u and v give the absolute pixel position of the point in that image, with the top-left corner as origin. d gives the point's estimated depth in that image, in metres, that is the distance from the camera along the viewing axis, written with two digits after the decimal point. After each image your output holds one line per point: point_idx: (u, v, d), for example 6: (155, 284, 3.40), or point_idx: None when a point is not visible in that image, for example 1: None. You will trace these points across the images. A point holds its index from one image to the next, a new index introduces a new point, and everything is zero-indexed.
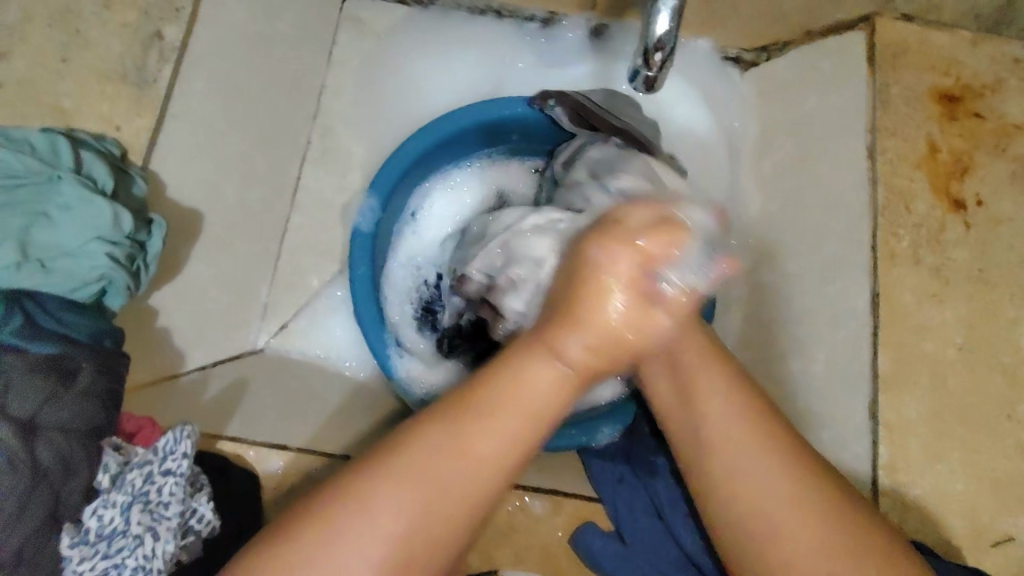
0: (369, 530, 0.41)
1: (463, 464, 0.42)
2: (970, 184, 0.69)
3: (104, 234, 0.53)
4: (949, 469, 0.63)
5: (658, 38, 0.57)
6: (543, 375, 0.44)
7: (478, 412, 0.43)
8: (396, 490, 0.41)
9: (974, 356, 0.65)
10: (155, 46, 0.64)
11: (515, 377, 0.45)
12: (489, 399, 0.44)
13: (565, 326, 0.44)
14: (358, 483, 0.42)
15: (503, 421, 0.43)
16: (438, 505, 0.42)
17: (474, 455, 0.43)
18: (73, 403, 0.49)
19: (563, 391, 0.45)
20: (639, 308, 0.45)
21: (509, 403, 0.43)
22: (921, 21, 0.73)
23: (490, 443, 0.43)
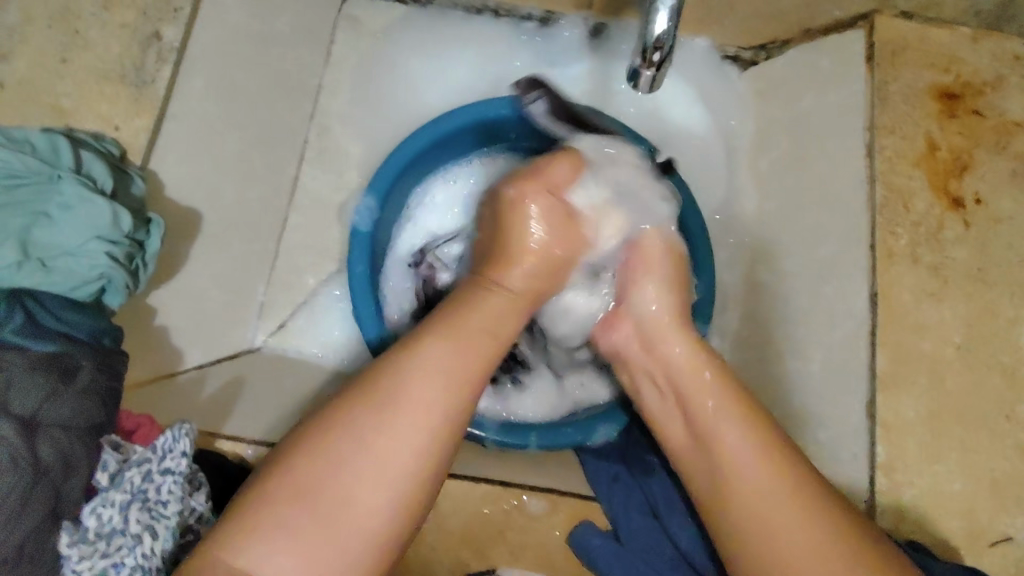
0: (364, 455, 0.44)
1: (443, 383, 0.47)
2: (970, 183, 0.69)
3: (104, 233, 0.54)
4: (947, 470, 0.62)
5: (657, 37, 0.57)
6: (487, 296, 0.54)
7: (444, 333, 0.49)
8: (386, 415, 0.45)
9: (973, 355, 0.65)
10: (153, 46, 0.64)
11: (469, 302, 0.53)
12: (454, 323, 0.50)
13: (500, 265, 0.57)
14: (345, 411, 0.45)
15: (468, 337, 0.50)
16: (424, 421, 0.45)
17: (449, 370, 0.48)
18: (73, 400, 0.50)
19: (503, 309, 0.54)
20: (551, 227, 0.59)
21: (457, 317, 0.51)
22: (920, 18, 0.73)
23: (462, 359, 0.48)
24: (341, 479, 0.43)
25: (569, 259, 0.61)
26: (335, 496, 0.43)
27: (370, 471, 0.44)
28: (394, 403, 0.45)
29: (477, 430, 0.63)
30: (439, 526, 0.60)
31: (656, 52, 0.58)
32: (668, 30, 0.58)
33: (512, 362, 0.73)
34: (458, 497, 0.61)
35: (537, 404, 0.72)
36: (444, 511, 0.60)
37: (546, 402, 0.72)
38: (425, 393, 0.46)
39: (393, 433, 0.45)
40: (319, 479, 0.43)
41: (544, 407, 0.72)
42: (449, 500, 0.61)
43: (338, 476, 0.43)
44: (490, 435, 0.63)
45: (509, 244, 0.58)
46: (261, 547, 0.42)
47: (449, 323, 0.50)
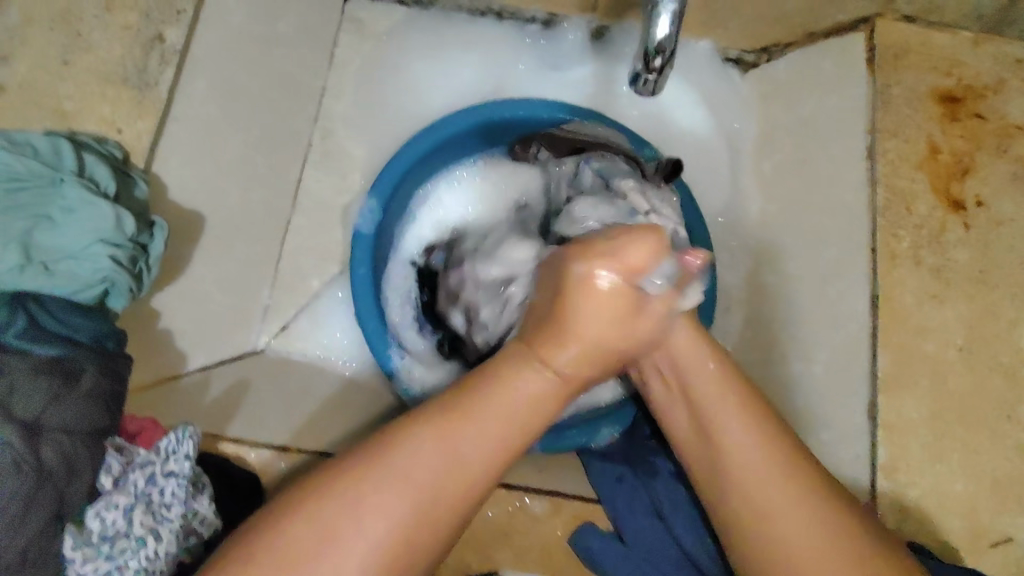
0: (355, 536, 0.43)
1: (448, 473, 0.45)
2: (971, 185, 0.69)
3: (107, 236, 0.53)
4: (948, 470, 0.63)
5: (659, 42, 0.58)
6: (528, 381, 0.49)
7: (461, 419, 0.46)
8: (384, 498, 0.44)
9: (974, 357, 0.65)
10: (156, 49, 0.64)
11: (501, 387, 0.48)
12: (476, 413, 0.47)
13: (557, 341, 0.49)
14: (343, 488, 0.44)
15: (490, 431, 0.47)
16: (423, 511, 0.45)
17: (459, 459, 0.46)
18: (76, 403, 0.49)
19: (545, 398, 0.49)
20: (609, 295, 0.48)
21: (491, 412, 0.47)
22: (922, 22, 0.73)
23: (474, 449, 0.46)
24: (329, 561, 0.42)
25: (624, 346, 0.50)
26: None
27: (359, 553, 0.43)
28: (394, 487, 0.44)
29: None
30: None
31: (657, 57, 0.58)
32: (670, 35, 0.58)
33: None
34: None
35: None
36: None
37: None
38: (431, 474, 0.45)
39: (396, 515, 0.44)
40: (306, 557, 0.42)
41: None
42: None
43: (327, 551, 0.43)
44: None
45: (560, 321, 0.49)
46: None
47: (475, 416, 0.47)
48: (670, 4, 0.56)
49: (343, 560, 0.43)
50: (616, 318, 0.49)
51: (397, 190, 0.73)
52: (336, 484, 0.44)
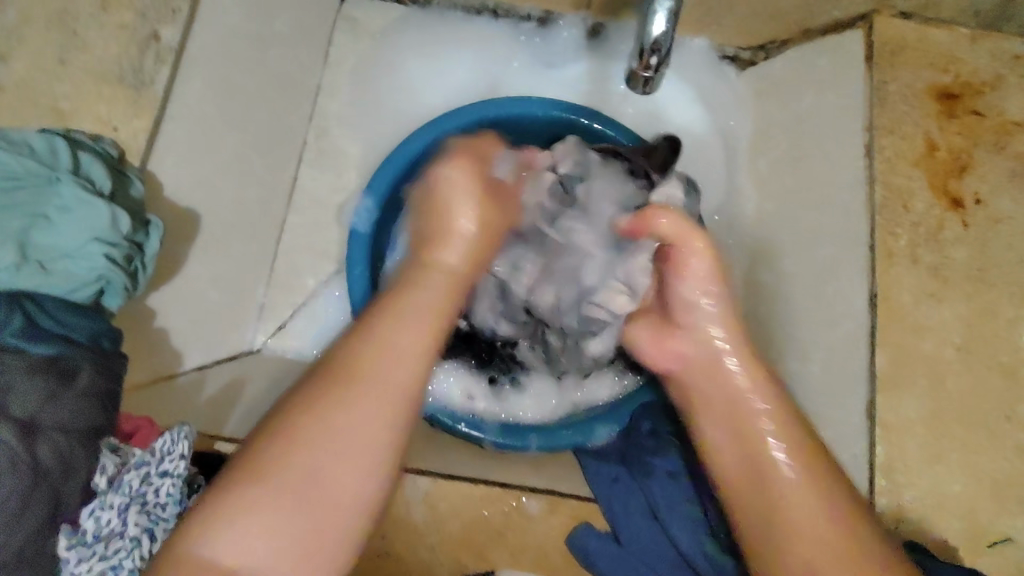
0: (325, 449, 0.44)
1: (394, 362, 0.48)
2: (969, 182, 0.69)
3: (103, 235, 0.54)
4: (947, 470, 0.62)
5: (654, 39, 0.58)
6: (436, 281, 0.55)
7: (384, 319, 0.50)
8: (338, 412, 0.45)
9: (973, 356, 0.65)
10: (151, 48, 0.63)
11: (408, 286, 0.53)
12: (395, 308, 0.51)
13: (436, 245, 0.58)
14: (300, 415, 0.45)
15: (409, 318, 0.50)
16: (385, 402, 0.46)
17: (394, 351, 0.49)
18: (73, 402, 0.50)
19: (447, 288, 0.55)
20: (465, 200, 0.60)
21: (405, 302, 0.51)
22: (918, 18, 0.73)
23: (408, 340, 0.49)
24: (303, 481, 0.43)
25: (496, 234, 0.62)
26: (303, 491, 0.43)
27: (332, 447, 0.44)
28: (347, 393, 0.46)
29: (475, 431, 0.65)
30: (439, 529, 0.59)
31: (654, 55, 0.58)
32: (666, 31, 0.58)
33: (508, 362, 0.73)
34: (459, 499, 0.60)
35: (536, 406, 0.71)
36: (444, 511, 0.59)
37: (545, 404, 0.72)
38: (388, 370, 0.48)
39: (360, 416, 0.46)
40: (282, 485, 0.43)
41: (543, 408, 0.71)
42: (448, 502, 0.60)
43: (304, 457, 0.44)
44: (487, 436, 0.65)
45: (438, 228, 0.59)
46: (233, 536, 0.41)
47: (394, 307, 0.51)
48: (665, 2, 0.56)
49: (320, 458, 0.44)
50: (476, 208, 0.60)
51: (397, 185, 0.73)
52: (297, 399, 0.46)
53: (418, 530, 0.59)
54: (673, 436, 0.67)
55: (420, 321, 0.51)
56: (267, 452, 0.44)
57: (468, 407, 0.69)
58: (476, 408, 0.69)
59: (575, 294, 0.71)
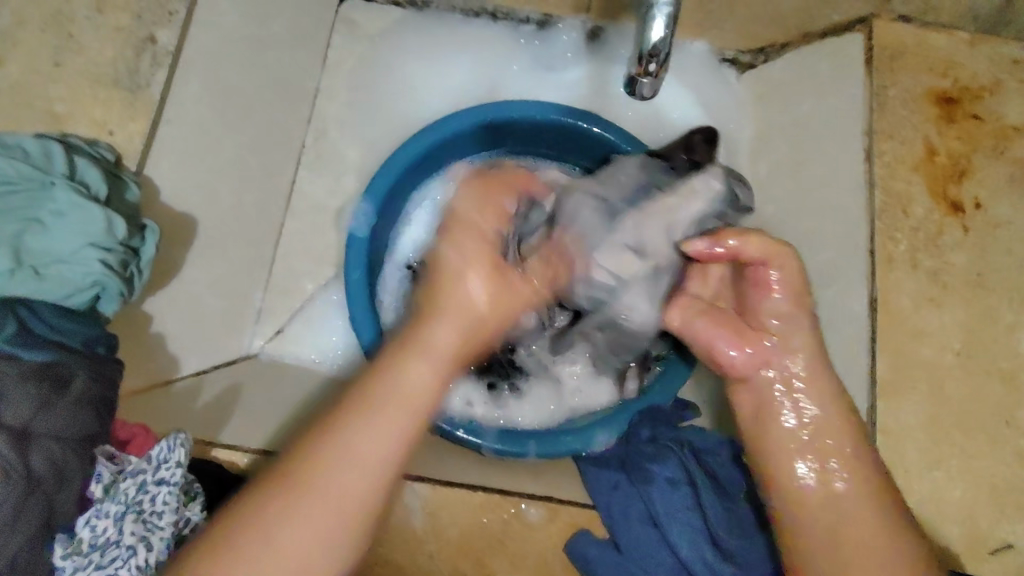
0: (269, 560, 0.44)
1: (365, 472, 0.46)
2: (969, 187, 0.69)
3: (97, 241, 0.53)
4: (946, 475, 0.62)
5: (653, 45, 0.57)
6: (412, 367, 0.50)
7: (351, 417, 0.47)
8: (286, 519, 0.45)
9: (973, 361, 0.65)
10: (148, 50, 0.62)
11: (393, 376, 0.49)
12: (371, 403, 0.48)
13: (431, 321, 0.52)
14: (255, 517, 0.45)
15: (375, 421, 0.47)
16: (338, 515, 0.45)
17: (354, 456, 0.46)
18: (66, 410, 0.49)
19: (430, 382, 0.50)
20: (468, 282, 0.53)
21: (388, 395, 0.48)
22: (918, 22, 0.73)
23: (372, 446, 0.47)
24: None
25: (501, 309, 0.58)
26: None
27: (281, 557, 0.44)
28: (301, 501, 0.45)
29: (473, 436, 0.66)
30: (437, 536, 0.59)
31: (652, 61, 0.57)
32: (664, 37, 0.57)
33: (508, 368, 0.72)
34: (458, 505, 0.59)
35: (534, 411, 0.72)
36: (443, 518, 0.59)
37: (543, 409, 0.73)
38: (351, 483, 0.46)
39: (313, 526, 0.45)
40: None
41: (541, 413, 0.72)
42: (447, 509, 0.59)
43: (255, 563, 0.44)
44: (486, 442, 0.66)
45: (430, 304, 0.53)
46: None
47: (377, 404, 0.48)
48: (664, 7, 0.55)
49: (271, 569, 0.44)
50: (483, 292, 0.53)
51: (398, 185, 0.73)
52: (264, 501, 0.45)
53: (416, 538, 0.58)
54: (673, 442, 0.66)
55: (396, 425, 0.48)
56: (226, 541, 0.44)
57: (465, 411, 0.70)
58: (476, 414, 0.71)
59: (586, 259, 0.65)
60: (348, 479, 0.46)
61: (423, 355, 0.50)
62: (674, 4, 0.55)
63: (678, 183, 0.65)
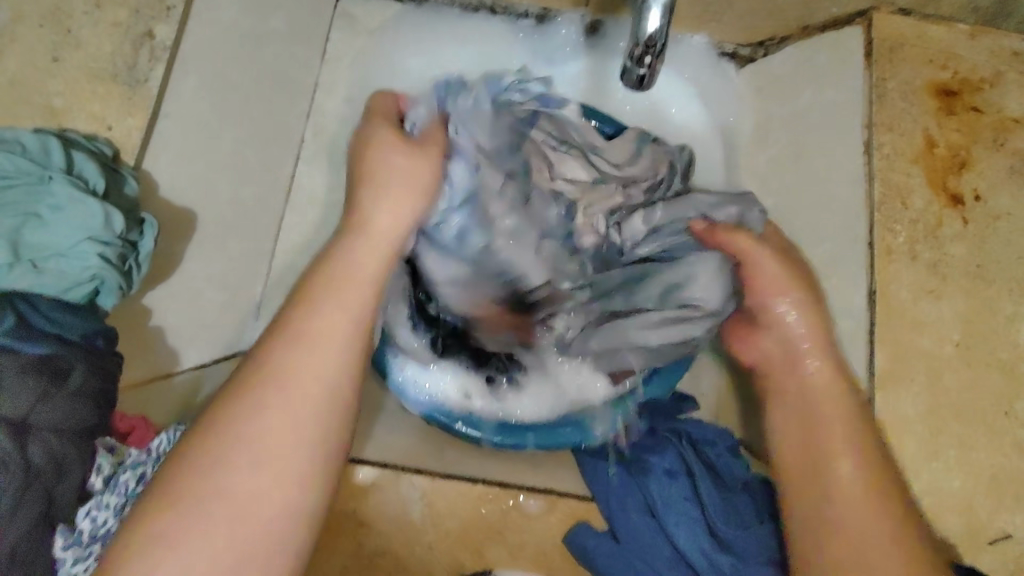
0: (248, 447, 0.44)
1: (328, 345, 0.47)
2: (969, 179, 0.69)
3: (95, 234, 0.53)
4: (946, 467, 0.62)
5: (649, 35, 0.56)
6: (355, 246, 0.51)
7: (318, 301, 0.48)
8: (270, 394, 0.45)
9: (973, 354, 0.64)
10: (145, 46, 0.63)
11: (340, 262, 0.51)
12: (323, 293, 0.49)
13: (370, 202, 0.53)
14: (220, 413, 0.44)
15: (339, 287, 0.49)
16: (308, 386, 0.46)
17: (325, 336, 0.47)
18: (64, 403, 0.49)
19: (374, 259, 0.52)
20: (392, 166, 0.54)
21: (341, 278, 0.50)
22: (918, 15, 0.72)
23: (342, 314, 0.48)
24: (249, 460, 0.43)
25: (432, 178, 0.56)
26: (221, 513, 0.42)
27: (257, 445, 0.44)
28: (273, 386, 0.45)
29: (472, 429, 0.63)
30: (436, 526, 0.60)
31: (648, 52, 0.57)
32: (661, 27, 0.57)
33: (504, 359, 0.68)
34: (456, 497, 0.61)
35: (535, 404, 0.66)
36: (442, 507, 0.60)
37: (545, 404, 0.67)
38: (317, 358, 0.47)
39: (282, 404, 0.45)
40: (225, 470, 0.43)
41: (543, 407, 0.66)
42: (445, 500, 0.61)
43: (229, 454, 0.43)
44: (484, 435, 0.63)
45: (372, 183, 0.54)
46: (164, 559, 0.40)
47: (330, 286, 0.49)
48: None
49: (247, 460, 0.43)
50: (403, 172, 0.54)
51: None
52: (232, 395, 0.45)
53: (414, 527, 0.60)
54: (672, 433, 0.66)
55: (347, 297, 0.49)
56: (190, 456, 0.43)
57: (455, 403, 0.65)
58: (475, 407, 0.66)
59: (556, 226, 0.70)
60: (323, 334, 0.47)
61: (367, 231, 0.52)
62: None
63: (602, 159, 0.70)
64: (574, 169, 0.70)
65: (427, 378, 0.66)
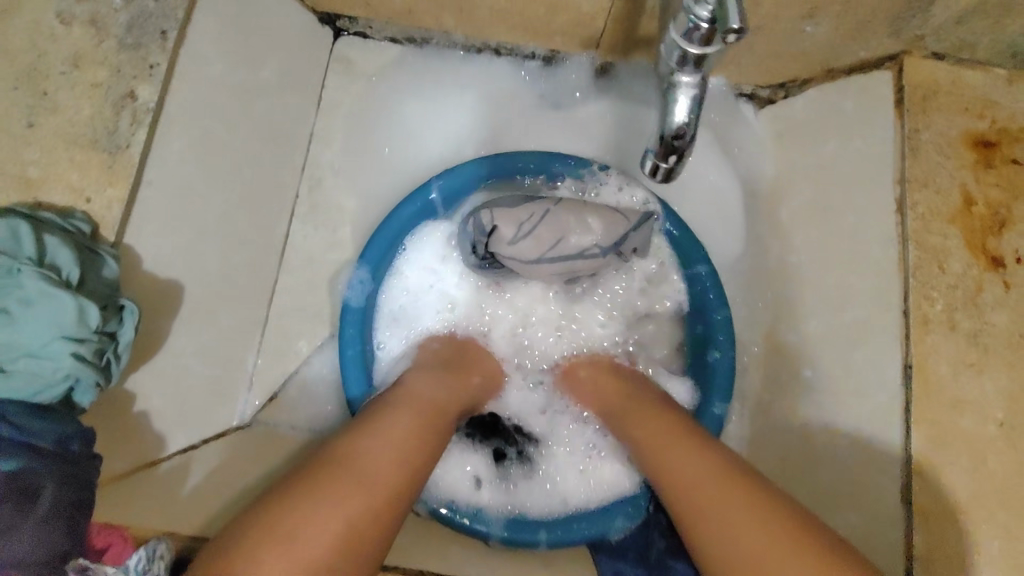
0: (299, 531, 0.46)
1: (396, 454, 0.54)
2: (1010, 240, 0.63)
3: (68, 332, 0.49)
4: (991, 559, 0.57)
5: (677, 125, 0.51)
6: (424, 384, 0.62)
7: (391, 414, 0.57)
8: (337, 479, 0.50)
9: (1017, 433, 0.60)
10: (127, 107, 0.58)
11: (406, 395, 0.60)
12: (390, 411, 0.57)
13: (445, 372, 0.65)
14: (285, 495, 0.48)
15: (405, 409, 0.58)
16: (371, 490, 0.50)
17: (392, 443, 0.54)
18: (32, 530, 0.45)
19: (438, 397, 0.61)
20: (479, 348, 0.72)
21: (412, 402, 0.59)
22: (953, 59, 0.67)
23: (404, 429, 0.56)
24: (301, 542, 0.46)
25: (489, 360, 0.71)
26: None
27: (311, 527, 0.47)
28: (340, 478, 0.50)
29: (480, 525, 0.65)
30: None
31: (675, 141, 0.51)
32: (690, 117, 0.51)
33: (516, 435, 0.72)
34: None
35: (546, 491, 0.69)
36: None
37: (555, 490, 0.69)
38: (384, 456, 0.53)
39: (340, 502, 0.49)
40: (272, 544, 0.45)
41: (553, 494, 0.69)
42: None
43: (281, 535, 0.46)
44: (493, 531, 0.64)
45: (448, 363, 0.67)
46: None
47: (402, 406, 0.58)
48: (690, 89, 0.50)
49: (298, 541, 0.46)
50: (464, 356, 0.69)
51: (398, 243, 0.74)
52: (298, 481, 0.50)
53: None
54: None
55: (411, 416, 0.57)
56: (245, 529, 0.46)
57: (473, 498, 0.67)
58: (484, 498, 0.68)
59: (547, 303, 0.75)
60: (385, 439, 0.54)
61: (433, 372, 0.65)
62: (700, 87, 0.49)
63: (579, 258, 0.66)
64: (546, 267, 0.66)
65: (441, 474, 0.68)
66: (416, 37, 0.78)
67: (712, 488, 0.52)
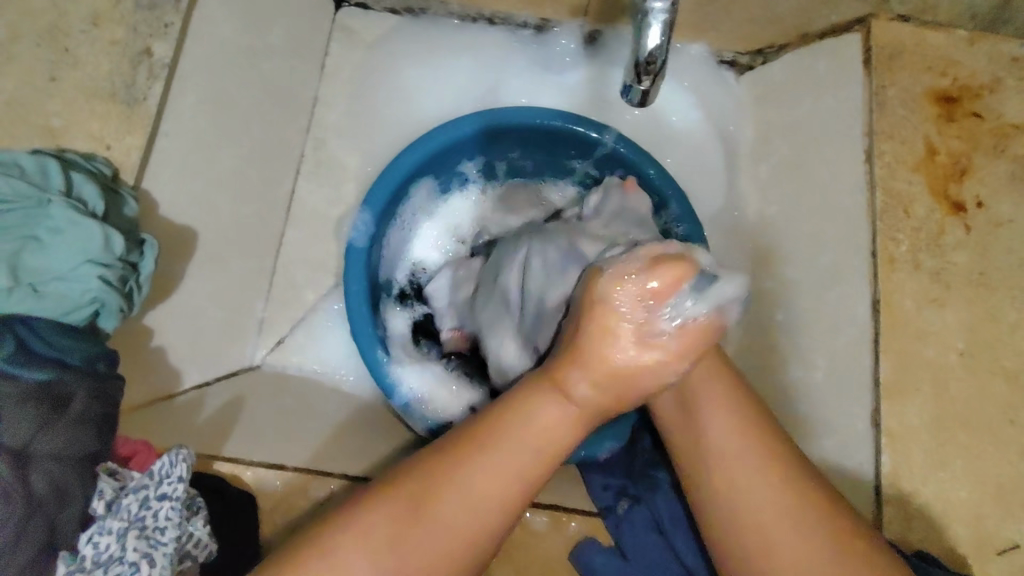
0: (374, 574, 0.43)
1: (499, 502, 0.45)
2: (969, 186, 0.68)
3: (94, 257, 0.52)
4: (952, 476, 0.61)
5: (649, 52, 0.58)
6: (543, 404, 0.46)
7: (496, 439, 0.46)
8: (429, 523, 0.44)
9: (977, 362, 0.64)
10: (144, 63, 0.59)
11: (515, 413, 0.46)
12: (491, 436, 0.46)
13: (571, 364, 0.46)
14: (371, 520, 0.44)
15: (513, 449, 0.45)
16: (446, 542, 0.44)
17: (490, 493, 0.45)
18: (66, 430, 0.49)
19: (553, 432, 0.46)
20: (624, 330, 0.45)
21: (518, 429, 0.46)
22: (917, 21, 0.72)
23: (514, 467, 0.45)
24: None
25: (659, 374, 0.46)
26: None
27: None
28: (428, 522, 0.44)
29: None
30: None
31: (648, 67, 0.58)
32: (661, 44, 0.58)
33: None
34: None
35: None
36: None
37: None
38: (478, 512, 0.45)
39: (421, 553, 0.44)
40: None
41: None
42: None
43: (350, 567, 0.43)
44: None
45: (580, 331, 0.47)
46: None
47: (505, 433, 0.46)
48: (659, 14, 0.56)
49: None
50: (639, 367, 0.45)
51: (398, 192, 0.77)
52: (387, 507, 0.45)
53: None
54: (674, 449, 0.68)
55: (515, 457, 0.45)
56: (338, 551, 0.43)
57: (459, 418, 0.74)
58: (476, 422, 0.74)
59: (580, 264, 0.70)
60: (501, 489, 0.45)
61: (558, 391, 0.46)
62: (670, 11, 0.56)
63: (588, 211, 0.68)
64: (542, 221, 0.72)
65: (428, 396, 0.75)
66: (414, 7, 0.82)
67: (752, 461, 0.50)
